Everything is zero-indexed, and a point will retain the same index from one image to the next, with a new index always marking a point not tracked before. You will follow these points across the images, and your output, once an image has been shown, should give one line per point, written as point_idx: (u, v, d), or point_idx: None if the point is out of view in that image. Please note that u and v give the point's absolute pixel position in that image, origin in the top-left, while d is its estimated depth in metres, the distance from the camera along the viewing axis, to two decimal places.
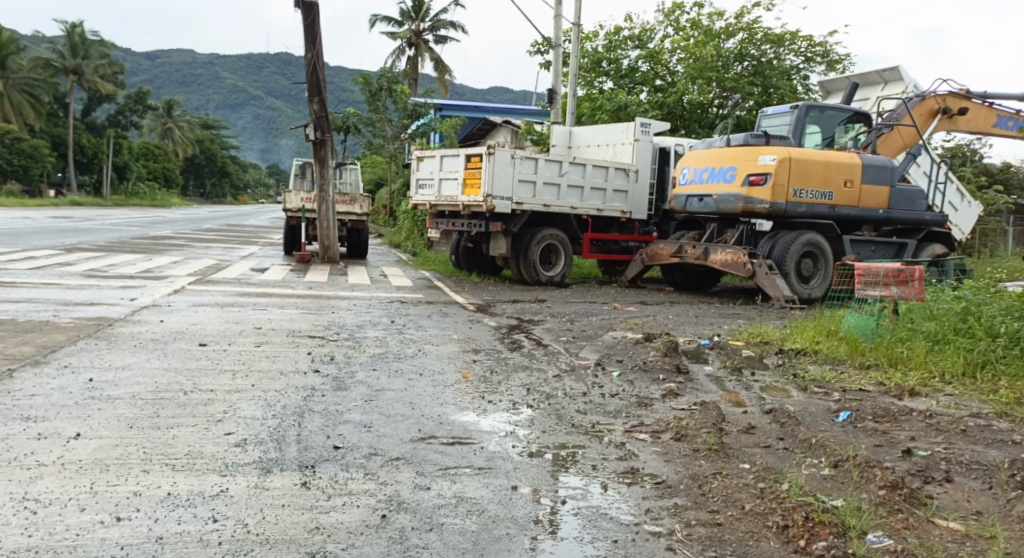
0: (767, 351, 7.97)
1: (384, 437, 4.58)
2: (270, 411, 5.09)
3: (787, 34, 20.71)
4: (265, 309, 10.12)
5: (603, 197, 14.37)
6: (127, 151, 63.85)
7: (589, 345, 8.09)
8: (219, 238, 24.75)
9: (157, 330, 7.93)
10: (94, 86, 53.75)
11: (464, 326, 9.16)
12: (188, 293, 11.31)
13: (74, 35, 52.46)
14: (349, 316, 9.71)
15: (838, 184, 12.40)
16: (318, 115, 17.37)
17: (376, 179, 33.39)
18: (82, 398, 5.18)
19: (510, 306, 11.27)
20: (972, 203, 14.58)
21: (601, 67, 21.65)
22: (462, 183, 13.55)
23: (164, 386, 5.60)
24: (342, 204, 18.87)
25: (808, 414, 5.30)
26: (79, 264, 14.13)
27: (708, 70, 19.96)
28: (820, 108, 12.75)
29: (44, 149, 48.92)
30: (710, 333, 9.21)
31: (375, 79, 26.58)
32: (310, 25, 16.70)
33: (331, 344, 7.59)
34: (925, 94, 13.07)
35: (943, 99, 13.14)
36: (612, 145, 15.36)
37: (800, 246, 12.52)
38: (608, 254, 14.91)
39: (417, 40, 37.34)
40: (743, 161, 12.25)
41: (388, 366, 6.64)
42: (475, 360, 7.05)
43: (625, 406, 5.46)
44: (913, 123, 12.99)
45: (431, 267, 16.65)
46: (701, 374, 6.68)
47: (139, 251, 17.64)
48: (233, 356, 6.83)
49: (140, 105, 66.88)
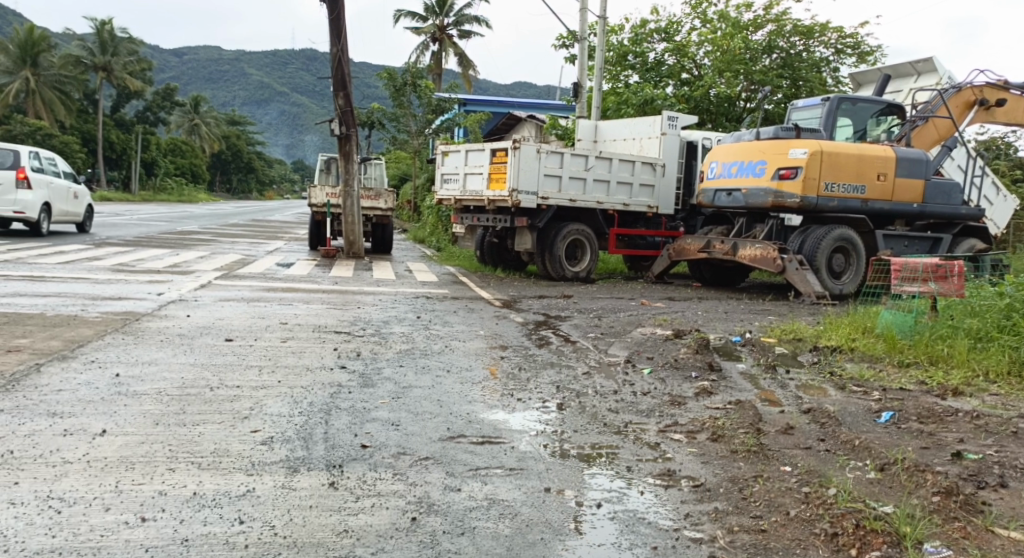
0: (800, 347, 7.77)
1: (412, 436, 4.48)
2: (296, 408, 5.01)
3: (816, 25, 20.34)
4: (291, 304, 10.08)
5: (630, 191, 14.20)
6: (154, 147, 64.42)
7: (618, 341, 7.94)
8: (244, 232, 24.81)
9: (184, 325, 7.90)
10: (122, 82, 54.35)
11: (491, 322, 9.05)
12: (215, 288, 11.30)
13: (103, 32, 52.95)
14: (375, 311, 9.64)
15: (870, 178, 12.13)
16: (344, 110, 17.33)
17: (400, 174, 33.38)
18: (108, 394, 5.13)
19: (536, 302, 11.13)
20: (1008, 197, 14.19)
21: (627, 61, 21.45)
22: (487, 178, 13.43)
23: (190, 382, 5.54)
24: (367, 199, 18.84)
25: (849, 413, 5.11)
26: (107, 259, 14.19)
27: (736, 63, 19.65)
28: (852, 100, 12.52)
29: (74, 145, 49.52)
30: (741, 330, 9.01)
31: (399, 74, 26.54)
32: (336, 19, 16.66)
33: (358, 340, 7.52)
34: (961, 85, 12.73)
35: (980, 90, 12.76)
36: (639, 139, 15.17)
37: (831, 242, 12.27)
38: (635, 249, 14.72)
39: (442, 34, 37.29)
40: (773, 154, 12.01)
41: (415, 363, 6.55)
42: (503, 357, 6.94)
43: (657, 404, 5.32)
44: (948, 115, 12.67)
45: (456, 262, 16.58)
46: (735, 372, 6.52)
47: (165, 246, 17.73)
48: (259, 351, 6.77)
49: (167, 101, 67.44)
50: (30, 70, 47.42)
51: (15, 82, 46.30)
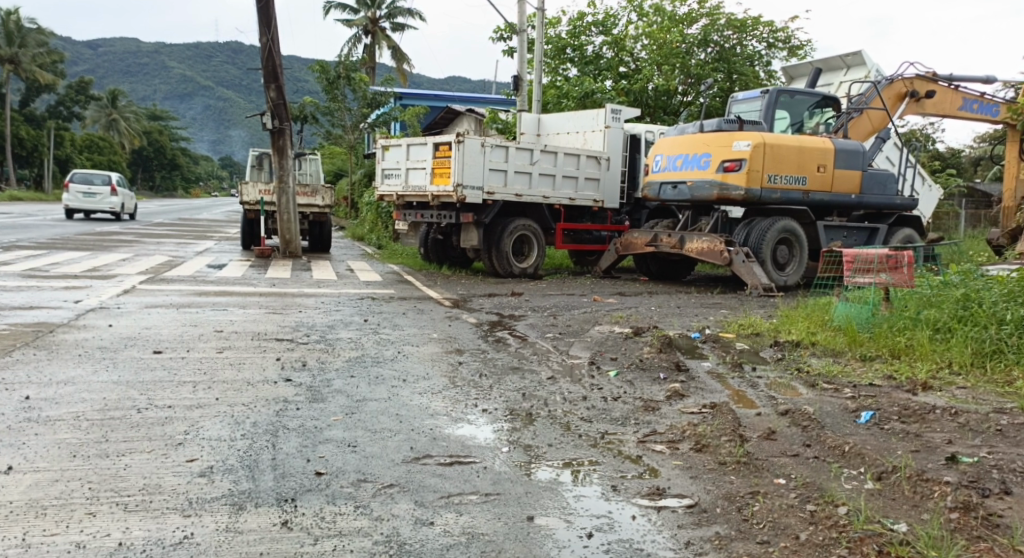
0: (760, 343, 7.57)
1: (370, 458, 4.09)
2: (239, 430, 4.56)
3: (749, 20, 20.37)
4: (225, 309, 9.51)
5: (575, 185, 13.95)
6: (71, 144, 61.79)
7: (578, 341, 7.66)
8: (171, 233, 23.79)
9: (105, 336, 7.30)
10: (32, 76, 51.89)
11: (442, 324, 8.67)
12: (140, 294, 10.64)
13: (11, 24, 50.43)
14: (317, 315, 9.15)
15: (811, 169, 12.07)
16: (276, 103, 16.62)
17: (336, 171, 32.61)
18: (18, 422, 4.58)
19: (487, 301, 10.78)
20: (933, 188, 14.40)
21: (564, 54, 21.23)
22: (430, 172, 13.01)
23: (113, 404, 5.01)
24: (303, 196, 18.16)
25: (827, 414, 4.83)
26: (20, 264, 13.27)
27: (673, 56, 19.57)
28: (789, 93, 12.49)
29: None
30: (699, 325, 8.83)
31: (332, 67, 25.82)
32: (265, 8, 15.99)
33: (301, 348, 7.05)
34: (892, 77, 12.83)
35: (910, 82, 12.91)
36: (581, 132, 14.89)
37: (776, 233, 12.21)
38: (581, 244, 14.46)
39: (374, 28, 36.52)
40: (717, 147, 11.90)
41: (367, 372, 6.12)
42: (461, 363, 6.57)
43: (630, 411, 5.04)
44: (883, 106, 12.70)
45: (398, 260, 16.09)
46: (702, 372, 6.29)
47: (84, 249, 16.75)
48: (192, 364, 6.24)
49: (83, 95, 64.55)
50: None
51: None
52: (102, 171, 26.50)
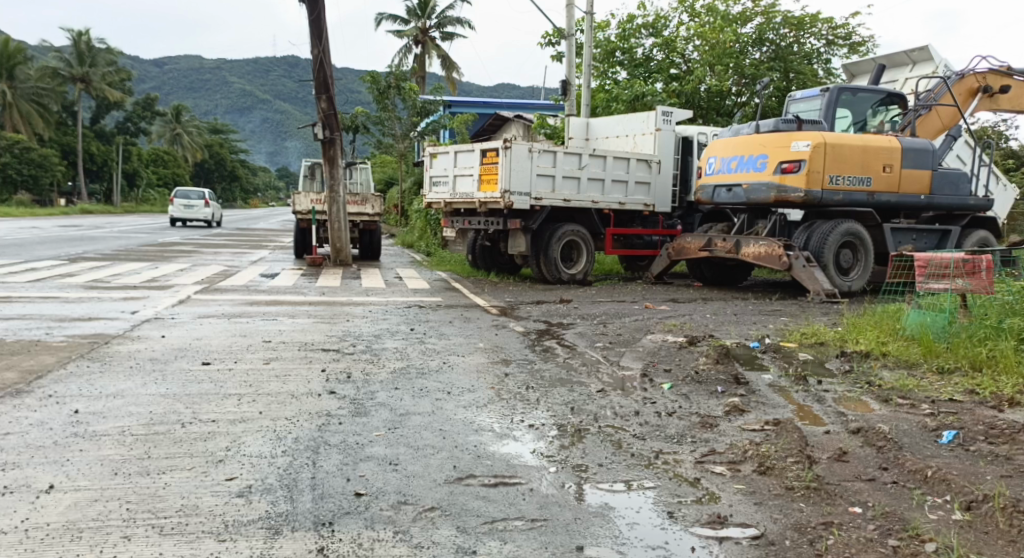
0: (825, 354, 7.19)
1: (413, 479, 3.88)
2: (280, 446, 4.40)
3: (807, 17, 19.77)
4: (275, 319, 9.45)
5: (625, 189, 13.64)
6: (137, 157, 63.54)
7: (629, 351, 7.37)
8: (227, 242, 24.10)
9: (157, 347, 7.25)
10: (100, 93, 53.42)
11: (490, 333, 8.46)
12: (194, 304, 10.67)
13: (81, 44, 52.02)
14: (365, 325, 9.02)
15: (876, 169, 11.57)
16: (326, 113, 16.65)
17: (386, 179, 32.76)
18: (65, 436, 4.46)
19: (536, 308, 10.55)
20: (1009, 187, 13.63)
21: (614, 58, 20.89)
22: (478, 179, 12.84)
23: (158, 418, 4.87)
24: (354, 204, 18.19)
25: (905, 433, 4.51)
26: (81, 275, 13.46)
27: (726, 56, 19.10)
28: (851, 90, 12.02)
29: (54, 158, 48.63)
30: (756, 333, 8.46)
31: (383, 77, 25.93)
32: (316, 20, 16.04)
33: (348, 359, 6.90)
34: (964, 71, 12.21)
35: (983, 76, 12.25)
36: (631, 136, 14.58)
37: (839, 237, 11.73)
38: (632, 249, 14.14)
39: (424, 37, 36.67)
40: (774, 147, 11.48)
41: (412, 385, 5.93)
42: (507, 375, 6.33)
43: (686, 428, 4.76)
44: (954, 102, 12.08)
45: (447, 267, 15.98)
46: (763, 385, 5.96)
47: (144, 259, 17.00)
48: (239, 377, 6.12)
49: (150, 111, 65.27)
50: (7, 83, 46.30)
51: None
52: (199, 188, 32.73)
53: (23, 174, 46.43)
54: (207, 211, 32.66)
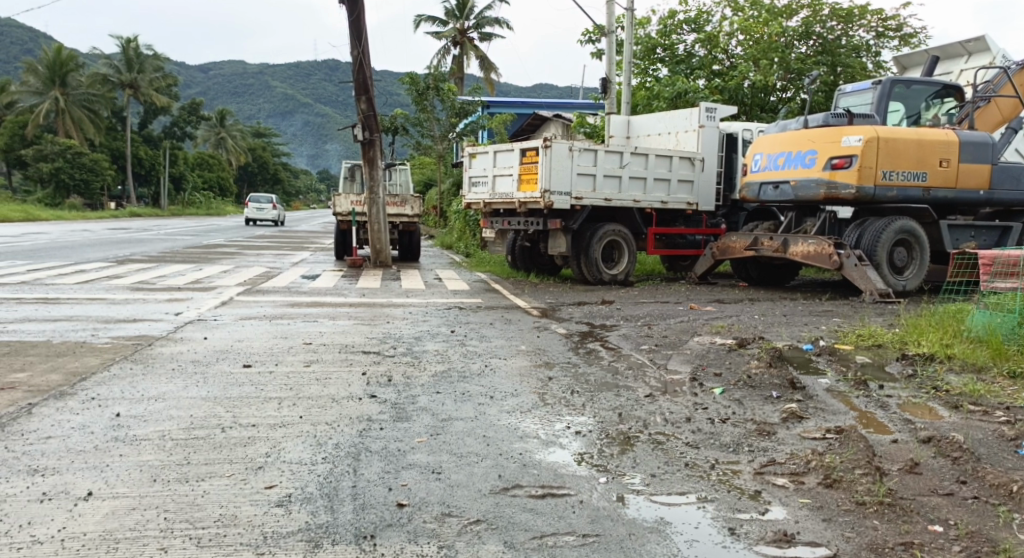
0: (885, 356, 6.88)
1: (457, 488, 3.71)
2: (319, 453, 4.25)
3: (855, 9, 19.25)
4: (316, 320, 9.36)
5: (668, 188, 13.35)
6: (182, 162, 64.66)
7: (676, 354, 7.14)
8: (270, 244, 24.28)
9: (199, 349, 7.18)
10: (148, 98, 54.38)
11: (532, 334, 8.28)
12: (236, 305, 10.65)
13: (129, 50, 52.97)
14: (406, 326, 8.91)
15: (932, 164, 11.14)
16: (366, 114, 16.61)
17: (426, 180, 32.81)
18: (105, 441, 4.37)
19: (577, 310, 10.33)
20: None
21: (655, 54, 20.57)
22: (518, 179, 12.66)
23: (198, 422, 4.76)
24: (393, 205, 18.16)
25: (981, 444, 4.27)
26: (127, 277, 13.58)
27: (771, 51, 18.67)
28: (905, 83, 11.62)
29: (103, 162, 49.60)
30: (808, 335, 8.15)
31: (422, 78, 25.88)
32: (356, 20, 16.01)
33: (388, 362, 6.77)
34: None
35: None
36: (674, 133, 14.26)
37: (892, 234, 11.32)
38: (675, 249, 13.86)
39: (463, 38, 36.59)
40: (824, 143, 11.12)
41: (454, 388, 5.77)
42: (551, 379, 6.13)
43: (743, 436, 4.52)
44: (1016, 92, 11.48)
45: (487, 267, 15.86)
46: (821, 389, 5.69)
47: (189, 261, 17.16)
48: (279, 380, 6.02)
49: (194, 116, 66.20)
50: (59, 90, 47.47)
51: (45, 103, 46.64)
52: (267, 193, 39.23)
53: (74, 178, 47.38)
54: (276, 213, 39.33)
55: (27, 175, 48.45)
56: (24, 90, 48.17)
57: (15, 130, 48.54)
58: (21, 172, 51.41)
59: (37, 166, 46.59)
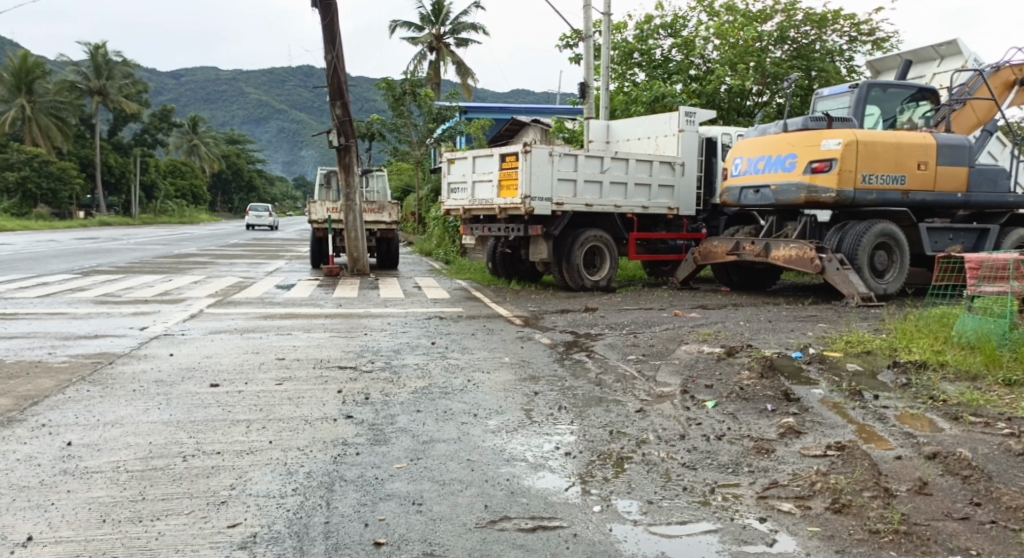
0: (877, 364, 6.70)
1: (437, 523, 3.49)
2: (289, 483, 3.99)
3: (829, 13, 19.23)
4: (289, 333, 9.06)
5: (649, 193, 13.15)
6: (154, 170, 63.82)
7: (664, 365, 6.90)
8: (245, 253, 23.84)
9: (164, 367, 6.85)
10: (119, 105, 53.42)
11: (514, 345, 8.03)
12: (206, 318, 10.32)
13: (98, 57, 52.08)
14: (383, 338, 8.63)
15: (911, 167, 11.03)
16: (342, 121, 16.30)
17: (403, 187, 32.53)
18: (52, 475, 4.08)
19: (560, 318, 10.09)
20: None
21: (632, 59, 20.44)
22: (497, 185, 12.42)
23: (158, 451, 4.46)
24: (370, 212, 17.84)
25: (989, 459, 4.08)
26: (93, 290, 13.18)
27: (748, 55, 18.59)
28: (881, 87, 11.52)
29: (73, 171, 48.73)
30: (797, 342, 7.96)
31: (398, 84, 25.62)
32: (330, 25, 15.70)
33: (365, 378, 6.48)
34: (999, 64, 11.59)
35: (1021, 69, 11.61)
36: (654, 137, 14.07)
37: (873, 237, 11.18)
38: (656, 254, 13.68)
39: (439, 44, 36.38)
40: (804, 146, 10.98)
41: (435, 407, 5.49)
42: (536, 393, 5.89)
43: (741, 455, 4.29)
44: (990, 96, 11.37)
45: (466, 275, 15.60)
46: (815, 401, 5.49)
47: (160, 272, 16.74)
48: (249, 401, 5.69)
49: (165, 123, 65.25)
50: (26, 98, 46.61)
51: (12, 110, 45.75)
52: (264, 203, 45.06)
53: (41, 188, 46.53)
54: (271, 219, 44.73)
55: None
56: None
57: None
58: None
59: (3, 175, 45.68)
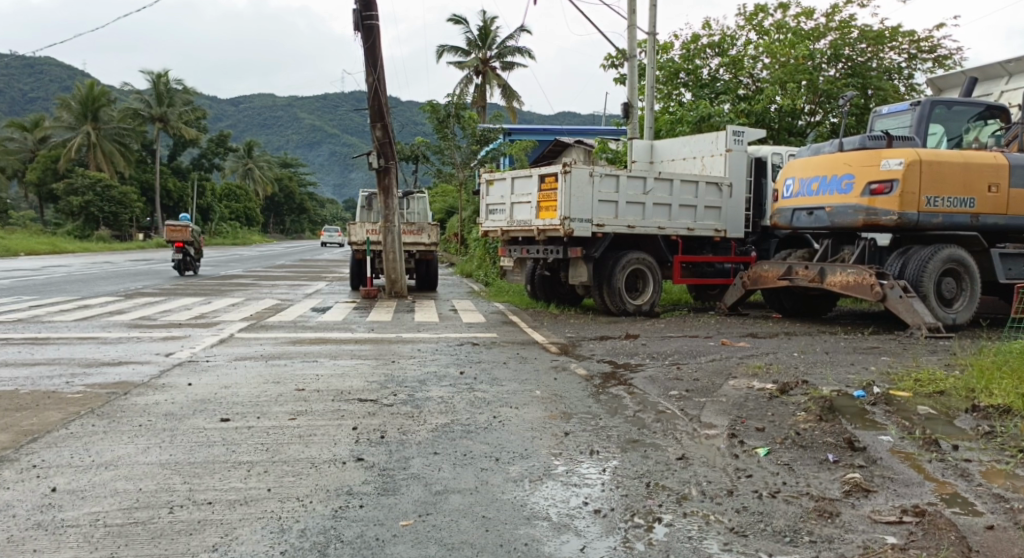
0: (953, 408, 6.07)
1: None
2: (279, 544, 3.51)
3: (886, 31, 18.46)
4: (316, 361, 8.61)
5: (694, 214, 12.54)
6: (209, 193, 64.92)
7: (710, 402, 6.29)
8: (287, 274, 23.66)
9: (177, 399, 6.35)
10: (177, 131, 54.16)
11: (549, 376, 7.48)
12: (235, 343, 9.94)
13: (160, 85, 52.90)
14: (412, 367, 8.12)
15: (980, 189, 10.25)
16: (382, 142, 15.99)
17: (447, 208, 32.28)
18: (22, 529, 3.64)
19: (599, 345, 9.52)
20: None
21: (678, 79, 19.83)
22: (536, 206, 11.94)
23: (145, 500, 3.99)
24: (409, 234, 17.43)
25: None
26: (128, 312, 12.98)
27: (799, 73, 17.90)
28: (946, 104, 10.80)
29: (132, 195, 49.58)
30: (858, 378, 7.31)
31: (443, 106, 25.36)
32: (371, 47, 15.45)
33: (385, 412, 5.96)
34: None
35: None
36: (700, 157, 13.46)
37: (939, 263, 10.42)
38: (702, 278, 13.00)
39: (486, 67, 36.24)
40: (862, 166, 10.29)
41: (455, 448, 4.96)
42: (568, 434, 5.34)
43: (799, 519, 3.74)
44: None
45: (504, 298, 15.10)
46: (884, 452, 4.91)
47: (199, 294, 16.58)
48: (256, 438, 5.14)
49: (222, 147, 65.51)
50: (91, 125, 47.86)
51: (77, 138, 46.87)
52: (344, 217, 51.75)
53: (103, 212, 47.43)
54: None
55: (58, 210, 48.60)
56: (57, 125, 48.65)
57: (48, 163, 49.08)
58: (52, 204, 51.69)
59: (67, 199, 46.51)
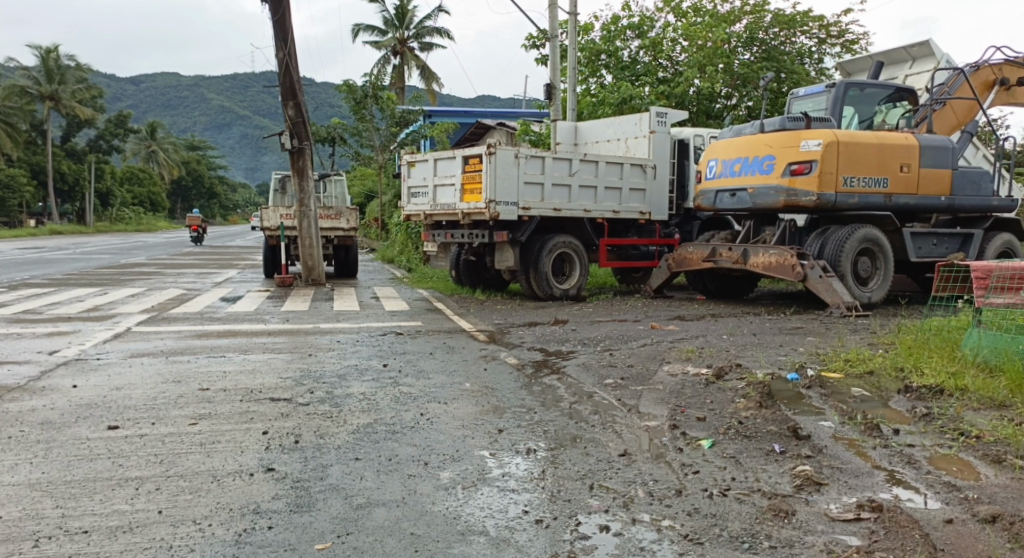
0: (887, 389, 5.96)
1: None
2: None
3: (798, 15, 18.64)
4: (223, 356, 8.00)
5: (619, 197, 12.34)
6: (108, 177, 61.73)
7: (646, 390, 6.02)
8: (196, 262, 22.52)
9: (59, 404, 5.71)
10: (71, 111, 51.24)
11: (477, 367, 7.11)
12: (132, 339, 9.19)
13: (49, 61, 49.81)
14: (330, 360, 7.62)
15: (894, 170, 10.32)
16: (294, 122, 15.22)
17: (365, 192, 31.47)
18: None
19: (527, 332, 9.18)
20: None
21: (598, 61, 19.61)
22: (459, 189, 11.51)
23: (7, 531, 3.44)
24: (327, 218, 16.74)
25: None
26: (14, 306, 11.98)
27: (717, 57, 17.89)
28: (859, 86, 10.84)
29: (21, 179, 46.67)
30: (789, 359, 7.17)
31: (359, 86, 24.55)
32: (280, 21, 14.65)
33: (299, 413, 5.47)
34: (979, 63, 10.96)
35: (999, 68, 11.04)
36: (623, 139, 13.24)
37: (856, 243, 10.46)
38: (628, 261, 12.79)
39: (402, 47, 35.41)
40: (782, 147, 10.22)
41: (377, 453, 4.52)
42: (502, 431, 4.97)
43: (754, 520, 3.50)
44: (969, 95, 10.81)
45: (428, 284, 14.64)
46: (828, 439, 4.73)
47: (96, 284, 15.53)
48: (149, 449, 4.60)
49: (121, 129, 62.24)
50: None
51: None
52: None
53: None
54: None
55: None
56: None
57: None
58: None
59: None
